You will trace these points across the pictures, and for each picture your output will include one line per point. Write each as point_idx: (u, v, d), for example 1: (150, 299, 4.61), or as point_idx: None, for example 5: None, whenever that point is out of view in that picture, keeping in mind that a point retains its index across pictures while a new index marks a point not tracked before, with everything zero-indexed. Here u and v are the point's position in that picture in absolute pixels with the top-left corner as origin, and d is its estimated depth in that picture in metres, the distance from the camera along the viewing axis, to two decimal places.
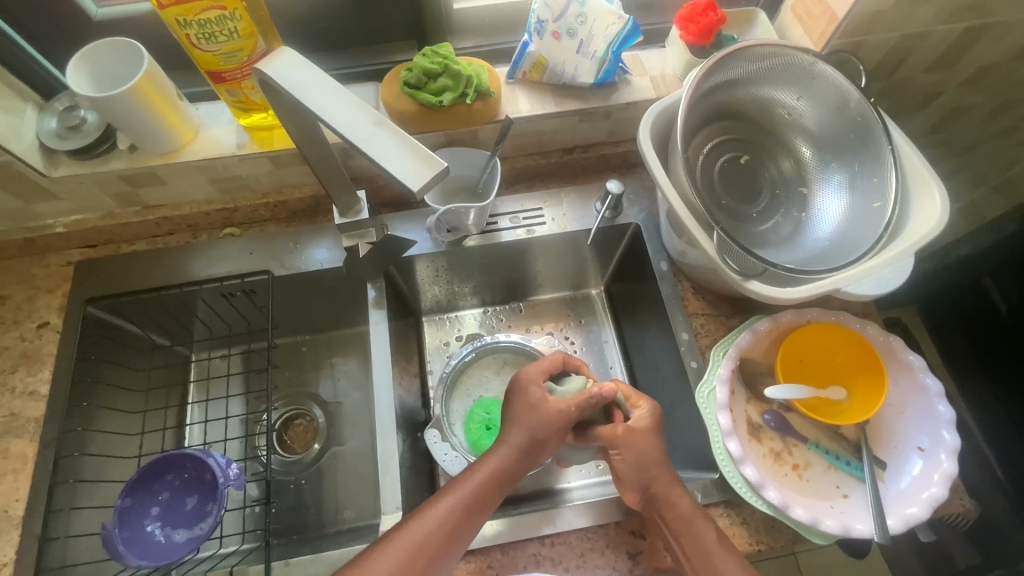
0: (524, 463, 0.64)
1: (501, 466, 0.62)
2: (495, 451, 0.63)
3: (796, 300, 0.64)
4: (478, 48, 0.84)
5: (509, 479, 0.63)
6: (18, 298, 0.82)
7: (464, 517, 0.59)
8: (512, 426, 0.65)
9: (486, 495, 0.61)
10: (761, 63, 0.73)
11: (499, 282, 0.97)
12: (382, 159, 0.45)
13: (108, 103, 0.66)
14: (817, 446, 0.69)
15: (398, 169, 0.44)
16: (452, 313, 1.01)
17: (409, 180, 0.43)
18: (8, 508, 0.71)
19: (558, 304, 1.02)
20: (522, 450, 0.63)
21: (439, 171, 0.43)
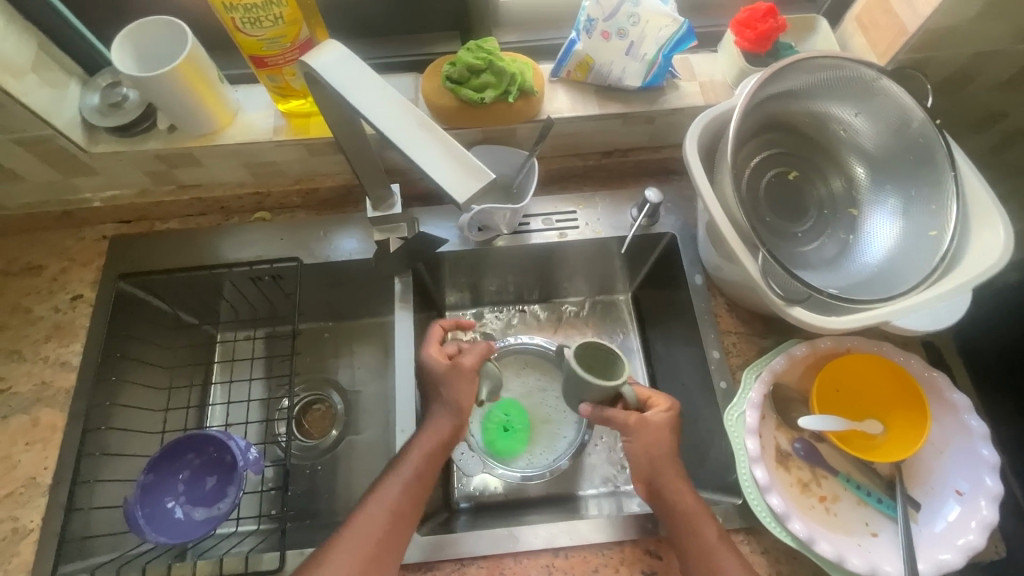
0: (447, 451, 0.68)
1: (425, 458, 0.66)
2: (416, 445, 0.67)
3: (840, 330, 0.61)
4: (521, 44, 0.81)
5: (438, 467, 0.67)
6: (53, 270, 0.84)
7: (403, 511, 0.63)
8: (442, 412, 0.69)
9: (416, 489, 0.65)
10: (820, 75, 0.69)
11: (520, 283, 0.94)
12: (426, 164, 0.43)
13: (151, 82, 0.65)
14: (847, 480, 0.67)
15: (444, 175, 0.43)
16: (470, 311, 0.99)
17: (455, 190, 0.42)
18: (36, 475, 0.72)
19: (580, 309, 0.99)
20: (440, 439, 0.68)
21: (486, 182, 0.42)
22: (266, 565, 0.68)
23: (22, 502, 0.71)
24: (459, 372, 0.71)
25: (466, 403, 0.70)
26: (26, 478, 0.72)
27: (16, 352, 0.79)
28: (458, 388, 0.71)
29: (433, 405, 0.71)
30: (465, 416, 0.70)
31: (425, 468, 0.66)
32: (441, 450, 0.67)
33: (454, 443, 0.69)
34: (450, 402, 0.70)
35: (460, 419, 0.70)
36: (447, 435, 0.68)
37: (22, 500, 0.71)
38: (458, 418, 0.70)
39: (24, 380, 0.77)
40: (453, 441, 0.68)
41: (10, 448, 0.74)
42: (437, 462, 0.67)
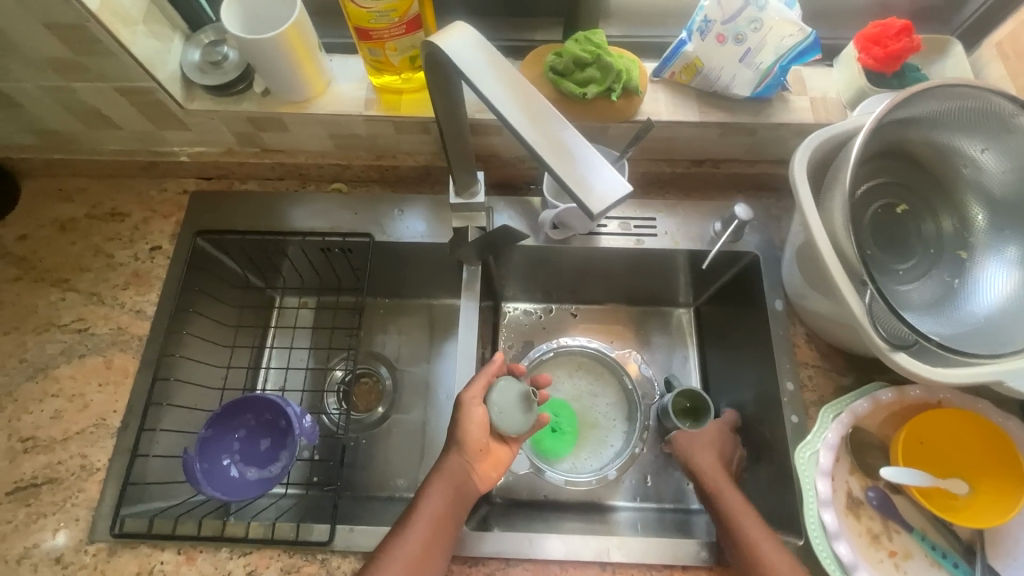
0: (464, 493, 0.64)
1: (442, 503, 0.63)
2: (430, 491, 0.63)
3: (942, 382, 0.58)
4: (625, 39, 0.78)
5: (456, 511, 0.63)
6: (135, 218, 0.86)
7: (424, 561, 0.60)
8: (450, 453, 0.66)
9: (436, 534, 0.61)
10: (951, 104, 0.63)
11: (577, 284, 0.92)
12: (557, 162, 0.41)
13: (258, 44, 0.65)
14: (921, 537, 0.64)
15: (578, 178, 0.40)
16: (510, 306, 0.96)
17: (589, 197, 0.40)
18: (106, 417, 0.75)
19: (634, 317, 0.96)
20: (455, 482, 0.64)
21: (622, 193, 0.40)
22: (315, 536, 0.69)
23: (92, 441, 0.74)
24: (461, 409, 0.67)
25: (477, 439, 0.66)
26: (96, 418, 0.75)
27: (95, 295, 0.81)
28: (467, 423, 0.67)
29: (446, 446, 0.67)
30: (474, 451, 0.66)
31: (445, 513, 0.62)
32: (457, 491, 0.64)
33: (470, 485, 0.65)
34: (456, 440, 0.66)
35: (468, 455, 0.66)
36: (459, 476, 0.65)
37: (91, 439, 0.74)
38: (468, 455, 0.66)
39: (101, 323, 0.80)
40: (468, 482, 0.65)
41: (83, 387, 0.76)
42: (455, 507, 0.63)
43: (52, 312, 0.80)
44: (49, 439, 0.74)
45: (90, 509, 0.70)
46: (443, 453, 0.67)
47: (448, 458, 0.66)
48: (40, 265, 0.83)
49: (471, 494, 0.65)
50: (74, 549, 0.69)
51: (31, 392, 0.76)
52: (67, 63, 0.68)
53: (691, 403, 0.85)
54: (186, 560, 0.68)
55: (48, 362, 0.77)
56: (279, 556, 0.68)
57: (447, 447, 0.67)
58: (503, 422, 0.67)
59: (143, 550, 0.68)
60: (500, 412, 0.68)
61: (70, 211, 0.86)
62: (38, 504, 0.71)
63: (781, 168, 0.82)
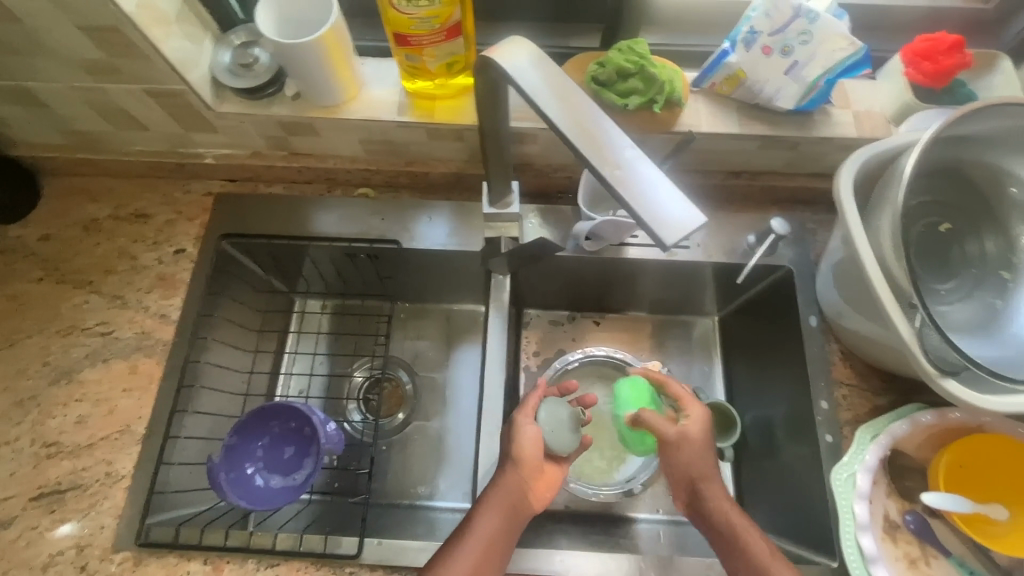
0: (519, 513, 0.63)
1: (496, 522, 0.62)
2: (486, 509, 0.62)
3: (991, 409, 0.57)
4: (666, 47, 0.77)
5: (509, 532, 0.62)
6: (160, 220, 0.84)
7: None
8: (506, 469, 0.65)
9: (489, 556, 0.60)
10: (1007, 122, 0.62)
11: (604, 294, 0.90)
12: (628, 190, 0.40)
13: (295, 48, 0.63)
14: (960, 564, 0.63)
15: (651, 208, 0.39)
16: (534, 313, 0.95)
17: (663, 228, 0.39)
18: (131, 423, 0.74)
19: (659, 326, 0.94)
20: (511, 501, 0.63)
21: (698, 223, 0.38)
22: (343, 548, 0.68)
23: (117, 447, 0.73)
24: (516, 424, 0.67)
25: (535, 454, 0.66)
26: (122, 424, 0.74)
27: (119, 298, 0.80)
28: (523, 438, 0.66)
29: (500, 461, 0.67)
30: (530, 468, 0.65)
31: (498, 533, 0.61)
32: (511, 512, 0.62)
33: (526, 505, 0.64)
34: (512, 456, 0.66)
35: (525, 471, 0.65)
36: (517, 492, 0.63)
37: (117, 445, 0.73)
38: (525, 473, 0.65)
39: (125, 327, 0.79)
40: (524, 503, 0.63)
41: (109, 393, 0.75)
42: (508, 527, 0.62)
43: (76, 315, 0.79)
44: (74, 445, 0.73)
45: (116, 516, 0.70)
46: (499, 469, 0.66)
47: (505, 474, 0.65)
48: (63, 266, 0.81)
49: (526, 513, 0.64)
50: (100, 558, 0.68)
51: (56, 397, 0.75)
52: (98, 65, 0.66)
53: (718, 417, 0.83)
54: (214, 571, 0.67)
55: (72, 366, 0.76)
56: (308, 569, 0.68)
57: (502, 465, 0.66)
58: (555, 442, 0.68)
59: (170, 559, 0.68)
60: (553, 432, 0.69)
61: (93, 212, 0.85)
62: (63, 511, 0.70)
63: (820, 181, 0.80)
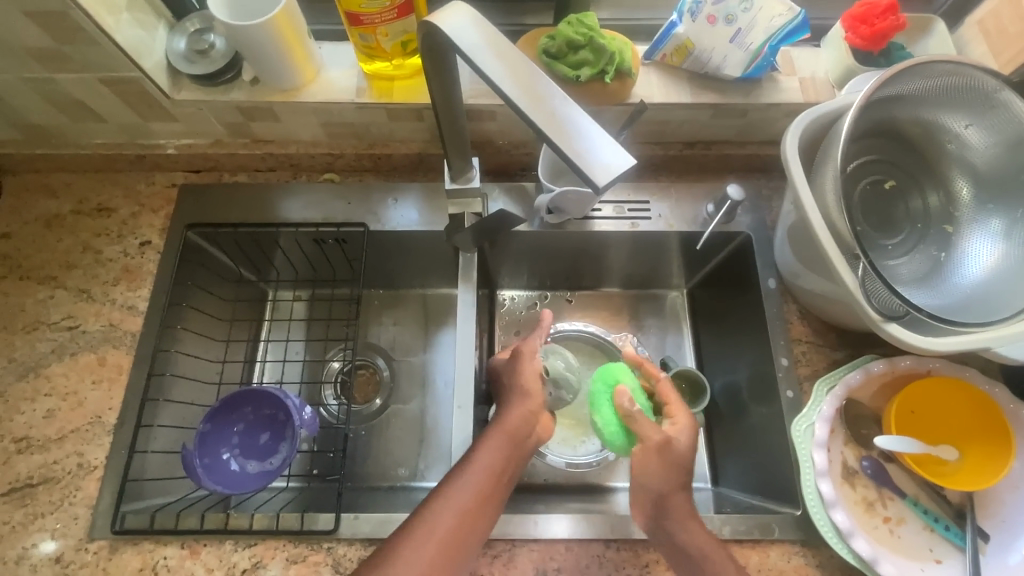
0: (521, 443, 0.64)
1: (501, 451, 0.63)
2: (490, 436, 0.64)
3: (933, 351, 0.60)
4: (617, 22, 0.80)
5: (510, 465, 0.63)
6: (123, 213, 0.84)
7: (474, 510, 0.58)
8: (513, 401, 0.68)
9: (486, 488, 0.60)
10: (938, 82, 0.65)
11: (570, 270, 0.92)
12: (563, 139, 0.42)
13: (247, 30, 0.64)
14: (914, 504, 0.66)
15: (583, 153, 0.42)
16: (502, 296, 0.96)
17: (594, 172, 0.41)
18: (101, 414, 0.74)
19: (628, 300, 0.96)
20: (515, 432, 0.65)
21: (624, 165, 0.41)
22: (320, 524, 0.69)
23: (87, 439, 0.73)
24: (515, 362, 0.71)
25: (537, 389, 0.69)
26: (92, 416, 0.74)
27: (85, 292, 0.80)
28: (524, 373, 0.70)
29: (503, 397, 0.70)
30: (537, 403, 0.68)
31: (502, 465, 0.62)
32: (513, 444, 0.64)
33: (529, 434, 0.66)
34: (519, 387, 0.69)
35: (531, 404, 0.67)
36: (522, 421, 0.66)
37: (88, 436, 0.73)
38: (529, 405, 0.68)
39: (91, 320, 0.78)
40: (529, 433, 0.65)
41: (78, 385, 0.75)
42: (512, 457, 0.63)
43: (41, 310, 0.78)
44: (43, 438, 0.72)
45: (89, 507, 0.70)
46: (505, 402, 0.68)
47: (509, 406, 0.67)
48: (26, 263, 0.81)
49: (528, 445, 0.65)
50: (74, 549, 0.68)
51: (22, 392, 0.74)
52: (50, 53, 0.66)
53: (688, 385, 0.85)
54: (190, 555, 0.68)
55: (39, 361, 0.76)
56: (285, 547, 0.68)
57: (508, 402, 0.69)
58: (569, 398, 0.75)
59: (146, 546, 0.68)
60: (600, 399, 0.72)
61: (55, 208, 0.84)
62: (35, 504, 0.70)
63: (772, 149, 0.83)
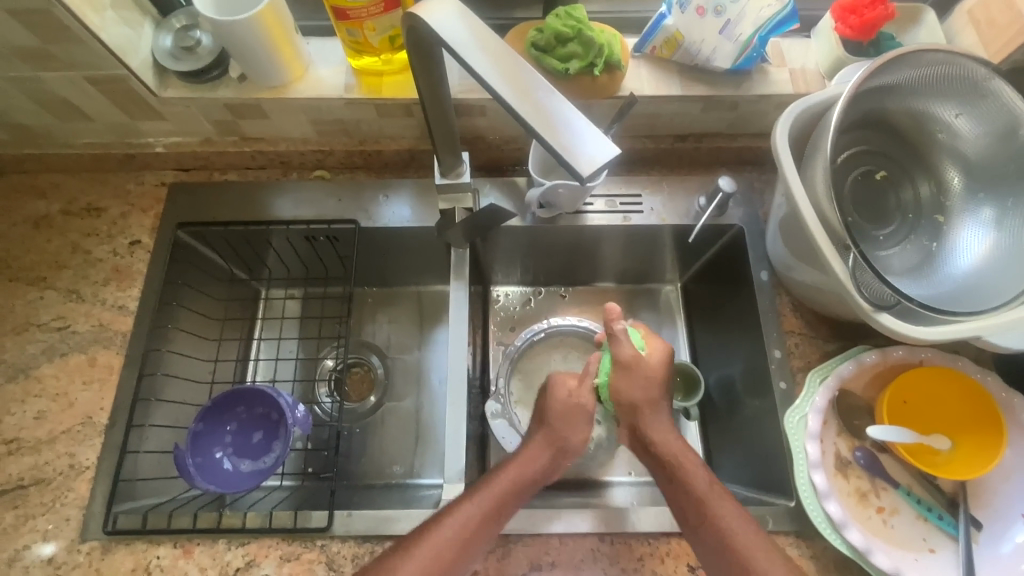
0: (541, 482, 0.65)
1: (518, 483, 0.63)
2: (511, 468, 0.64)
3: (924, 340, 0.60)
4: (606, 16, 0.80)
5: (522, 498, 0.63)
6: (113, 212, 0.84)
7: (476, 537, 0.58)
8: (546, 437, 0.67)
9: (492, 514, 0.60)
10: (929, 71, 0.64)
11: (564, 266, 0.92)
12: (548, 130, 0.42)
13: (232, 26, 0.64)
14: (907, 494, 0.66)
15: (569, 145, 0.42)
16: (495, 292, 0.96)
17: (579, 163, 0.41)
18: (92, 415, 0.73)
19: (622, 294, 0.96)
20: (540, 471, 0.65)
21: (609, 156, 0.41)
22: (313, 522, 0.69)
23: (79, 440, 0.72)
24: (573, 410, 0.68)
25: (577, 438, 0.67)
26: (83, 417, 0.73)
27: (74, 292, 0.79)
28: (556, 392, 0.69)
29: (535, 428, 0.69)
30: (569, 454, 0.67)
31: (513, 497, 0.62)
32: (533, 481, 0.64)
33: (548, 476, 0.66)
34: (558, 431, 0.67)
35: (564, 451, 0.67)
36: (548, 460, 0.66)
37: (79, 437, 0.72)
38: (562, 453, 0.67)
39: (82, 320, 0.78)
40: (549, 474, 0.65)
41: (68, 386, 0.75)
42: (524, 492, 0.63)
43: (31, 311, 0.78)
44: (34, 440, 0.72)
45: (81, 508, 0.69)
46: (535, 434, 0.68)
47: (533, 440, 0.67)
48: (14, 265, 0.80)
49: (543, 483, 0.66)
50: (66, 550, 0.67)
51: (12, 394, 0.74)
52: (35, 51, 0.66)
53: (682, 377, 0.85)
54: (183, 554, 0.67)
55: (29, 362, 0.75)
56: (278, 545, 0.68)
57: (533, 435, 0.68)
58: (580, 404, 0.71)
59: (138, 546, 0.68)
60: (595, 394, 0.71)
61: (43, 208, 0.83)
62: (26, 506, 0.69)
63: (763, 141, 0.83)
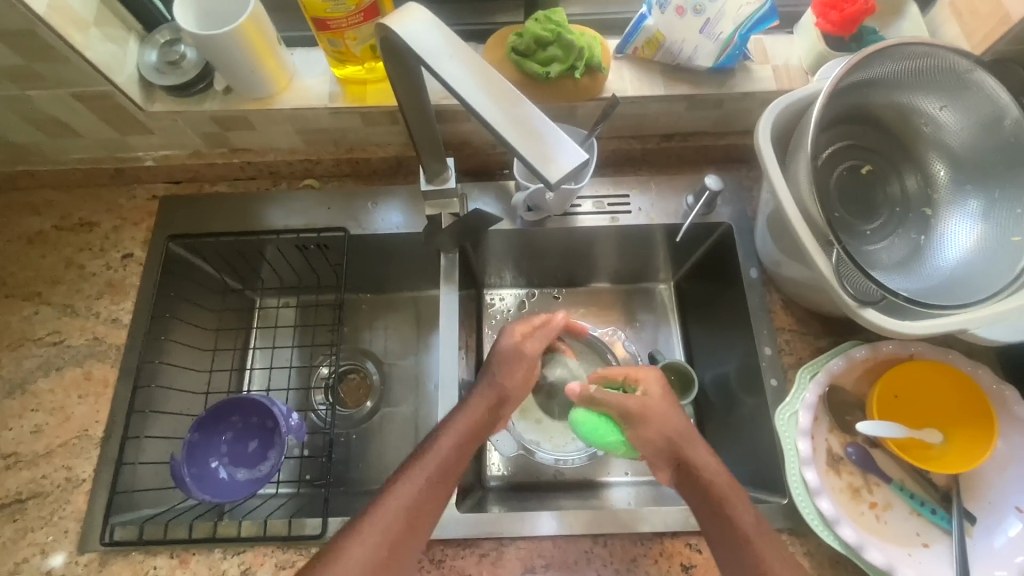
0: (479, 435, 0.64)
1: (460, 441, 0.62)
2: (453, 429, 0.62)
3: (911, 335, 0.60)
4: (588, 17, 0.80)
5: (464, 455, 0.62)
6: (105, 227, 0.84)
7: (427, 504, 0.57)
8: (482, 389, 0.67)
9: (440, 479, 0.59)
10: (910, 64, 0.64)
11: (556, 268, 0.92)
12: (519, 136, 0.43)
13: (214, 41, 0.65)
14: (901, 489, 0.66)
15: (539, 151, 0.42)
16: (488, 295, 0.96)
17: (549, 169, 0.41)
18: (89, 428, 0.74)
19: (615, 295, 0.96)
20: (476, 422, 0.64)
21: (581, 161, 0.41)
22: (308, 529, 0.69)
23: (76, 453, 0.73)
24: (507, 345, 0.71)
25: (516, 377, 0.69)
26: (79, 430, 0.74)
27: (69, 307, 0.80)
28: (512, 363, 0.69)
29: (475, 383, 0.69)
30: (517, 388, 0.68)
31: (456, 456, 0.61)
32: (473, 432, 0.63)
33: (486, 424, 0.65)
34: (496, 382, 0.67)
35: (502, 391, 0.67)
36: (488, 409, 0.65)
37: (76, 451, 0.73)
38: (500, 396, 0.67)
39: (77, 335, 0.79)
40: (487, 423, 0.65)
41: (64, 400, 0.75)
42: (465, 447, 0.62)
43: (26, 327, 0.79)
44: (31, 454, 0.73)
45: (79, 520, 0.70)
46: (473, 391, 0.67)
47: (479, 393, 0.66)
48: (10, 281, 0.81)
49: (483, 435, 0.65)
50: (65, 562, 0.68)
51: (10, 409, 0.75)
52: (21, 71, 0.67)
53: (677, 377, 0.84)
54: (180, 564, 0.68)
55: (25, 377, 0.76)
56: (273, 553, 0.69)
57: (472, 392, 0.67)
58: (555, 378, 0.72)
59: (136, 557, 0.68)
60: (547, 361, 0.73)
61: (37, 224, 0.84)
62: (25, 520, 0.70)
63: (750, 138, 0.83)
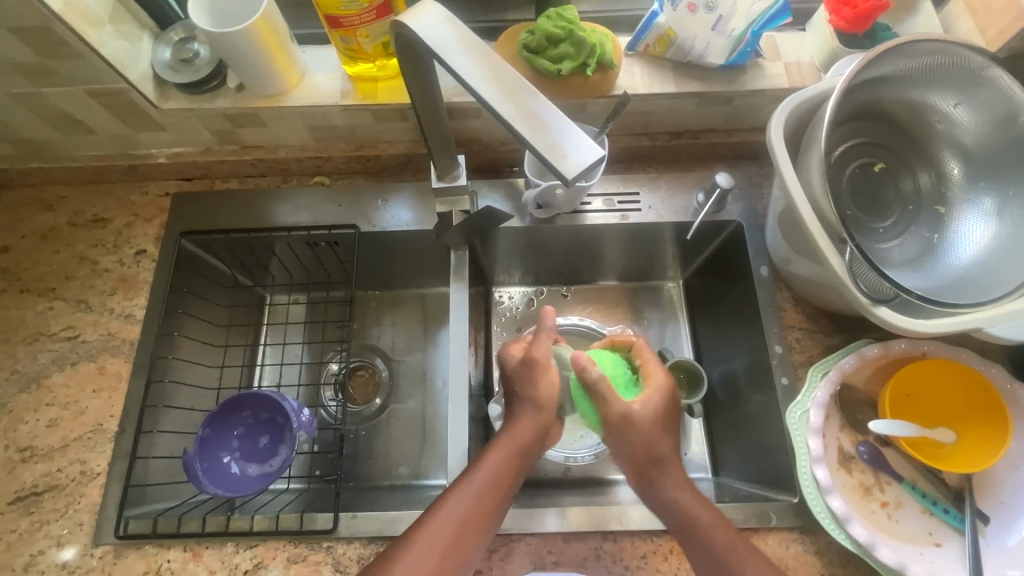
0: (526, 455, 0.64)
1: (507, 459, 0.62)
2: (496, 448, 0.63)
3: (922, 333, 0.60)
4: (598, 14, 0.80)
5: (513, 474, 0.62)
6: (118, 223, 0.85)
7: (475, 521, 0.58)
8: (524, 409, 0.66)
9: (488, 498, 0.60)
10: (924, 61, 0.64)
11: (564, 265, 0.92)
12: (534, 132, 0.43)
13: (227, 38, 0.65)
14: (912, 487, 0.66)
15: (554, 147, 0.42)
16: (496, 292, 0.96)
17: (565, 164, 0.41)
18: (103, 422, 0.75)
19: (623, 293, 0.96)
20: (523, 443, 0.64)
21: (596, 157, 0.41)
22: (319, 524, 0.70)
23: (90, 446, 0.74)
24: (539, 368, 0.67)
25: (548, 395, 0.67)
26: (93, 423, 0.75)
27: (83, 302, 0.81)
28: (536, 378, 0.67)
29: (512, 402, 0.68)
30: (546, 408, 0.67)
31: (504, 474, 0.61)
32: (519, 451, 0.63)
33: (535, 443, 0.65)
34: (531, 400, 0.66)
35: (540, 414, 0.66)
36: (532, 429, 0.65)
37: (90, 444, 0.74)
38: (541, 417, 0.66)
39: (90, 329, 0.79)
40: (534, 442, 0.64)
41: (78, 394, 0.76)
42: (515, 467, 0.62)
43: (40, 321, 0.80)
44: (47, 447, 0.74)
45: (93, 513, 0.71)
46: (515, 410, 0.67)
47: (522, 414, 0.66)
48: (25, 276, 0.82)
49: (533, 455, 0.65)
50: (80, 554, 0.69)
51: (25, 403, 0.76)
52: (36, 68, 0.67)
53: (685, 374, 0.85)
54: (193, 557, 0.69)
55: (40, 371, 0.77)
56: (285, 547, 0.69)
57: (515, 411, 0.67)
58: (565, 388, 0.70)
59: (149, 550, 0.69)
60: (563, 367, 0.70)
61: (51, 220, 0.85)
62: (41, 512, 0.71)
63: (759, 135, 0.83)
